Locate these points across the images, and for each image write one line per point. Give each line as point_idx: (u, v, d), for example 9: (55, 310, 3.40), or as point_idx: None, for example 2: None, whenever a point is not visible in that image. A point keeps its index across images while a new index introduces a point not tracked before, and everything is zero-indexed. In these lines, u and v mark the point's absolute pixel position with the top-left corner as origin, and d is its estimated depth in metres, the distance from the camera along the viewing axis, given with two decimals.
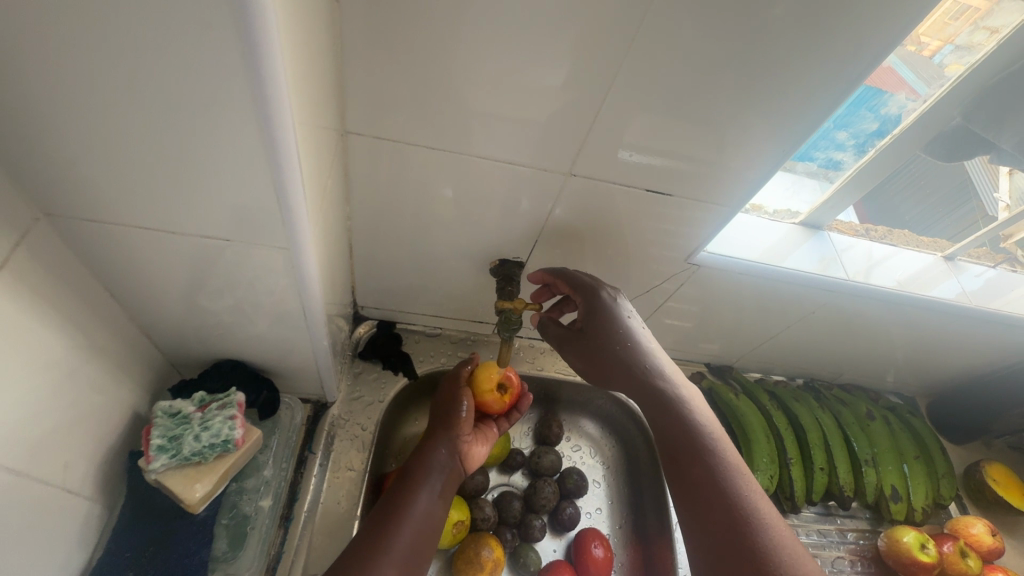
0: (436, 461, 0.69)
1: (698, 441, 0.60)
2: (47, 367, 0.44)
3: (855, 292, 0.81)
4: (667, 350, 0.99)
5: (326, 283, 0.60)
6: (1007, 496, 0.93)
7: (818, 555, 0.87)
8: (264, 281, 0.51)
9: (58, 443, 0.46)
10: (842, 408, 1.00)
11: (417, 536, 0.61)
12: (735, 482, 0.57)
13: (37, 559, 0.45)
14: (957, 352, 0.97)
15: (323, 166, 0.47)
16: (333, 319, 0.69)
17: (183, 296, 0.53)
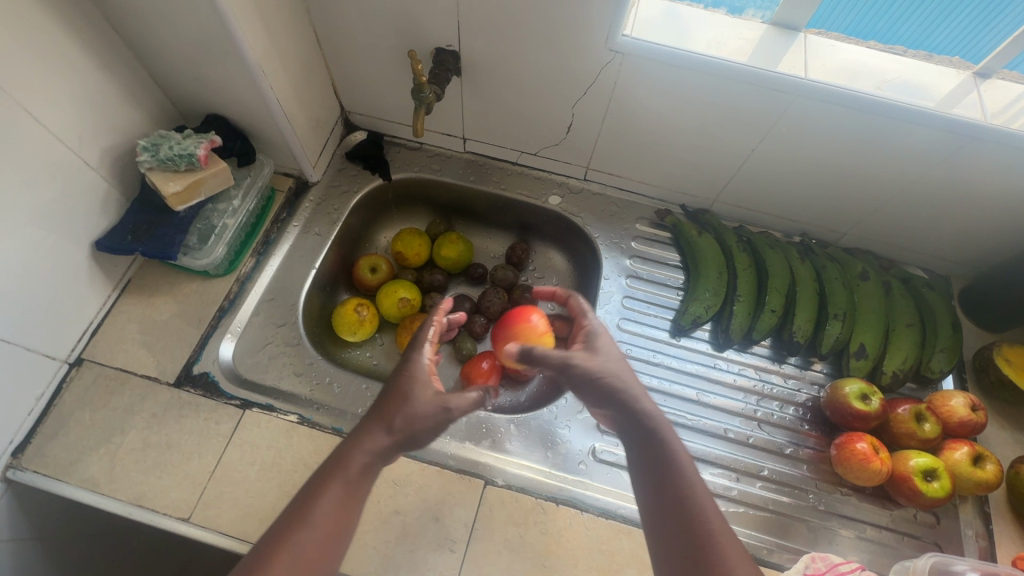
0: (389, 428, 0.60)
1: (661, 452, 0.53)
2: (52, 56, 0.63)
3: (823, 97, 0.72)
4: (637, 184, 0.97)
5: (269, 42, 0.72)
6: (1018, 379, 0.78)
7: (745, 391, 0.85)
8: (197, 12, 0.64)
9: (69, 120, 0.67)
10: (831, 263, 0.90)
11: (348, 507, 0.56)
12: (689, 491, 0.51)
13: (57, 196, 0.67)
14: (995, 208, 0.80)
15: None
16: (297, 94, 0.82)
17: (155, 30, 0.69)
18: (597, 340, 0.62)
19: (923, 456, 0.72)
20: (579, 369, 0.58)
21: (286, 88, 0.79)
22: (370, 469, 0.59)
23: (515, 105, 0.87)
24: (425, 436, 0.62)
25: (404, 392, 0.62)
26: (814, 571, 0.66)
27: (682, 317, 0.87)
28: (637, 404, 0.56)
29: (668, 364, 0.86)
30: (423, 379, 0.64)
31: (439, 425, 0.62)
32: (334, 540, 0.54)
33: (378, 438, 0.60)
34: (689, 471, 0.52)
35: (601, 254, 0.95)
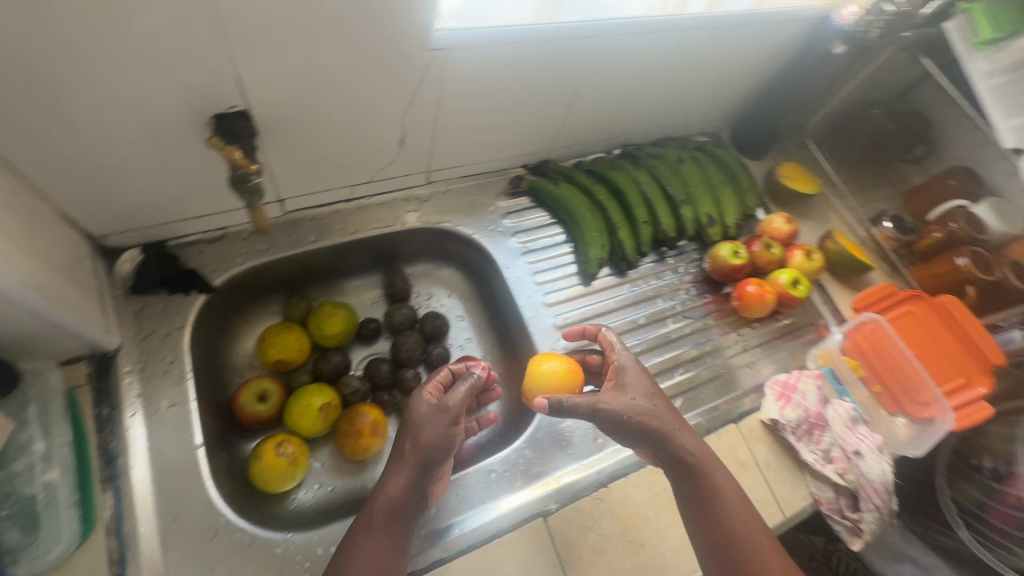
0: (403, 459, 0.63)
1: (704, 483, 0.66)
2: None
3: (618, 30, 0.76)
4: (480, 165, 0.94)
5: None
6: (796, 186, 1.06)
7: (658, 296, 0.97)
8: None
9: None
10: (656, 161, 1.05)
11: (389, 540, 0.59)
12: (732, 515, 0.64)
13: None
14: (738, 71, 1.01)
15: None
16: (33, 257, 0.55)
17: None
18: (631, 376, 0.71)
19: (785, 273, 0.95)
20: (630, 412, 0.66)
21: (17, 258, 0.52)
22: (403, 508, 0.61)
23: (333, 142, 0.73)
24: (439, 447, 0.63)
25: (408, 418, 0.65)
26: (778, 396, 0.85)
27: (588, 265, 0.92)
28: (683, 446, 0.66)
29: (598, 310, 0.92)
30: (421, 401, 0.66)
31: (442, 427, 0.63)
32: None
33: (398, 473, 0.62)
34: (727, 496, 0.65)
35: (487, 246, 0.92)
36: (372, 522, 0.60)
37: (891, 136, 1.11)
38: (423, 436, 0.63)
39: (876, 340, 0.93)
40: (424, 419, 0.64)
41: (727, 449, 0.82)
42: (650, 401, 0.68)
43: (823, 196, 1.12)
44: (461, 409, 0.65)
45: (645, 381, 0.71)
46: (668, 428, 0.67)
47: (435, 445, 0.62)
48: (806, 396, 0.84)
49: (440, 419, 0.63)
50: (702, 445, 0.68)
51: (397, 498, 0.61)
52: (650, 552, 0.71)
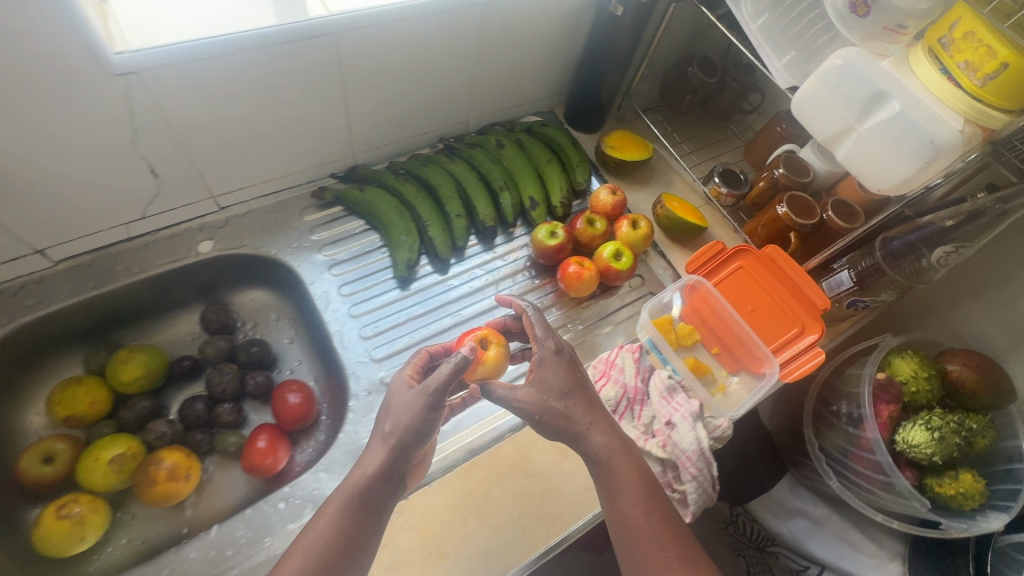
0: (383, 435, 0.62)
1: (619, 479, 0.65)
2: None
3: (356, 25, 0.73)
4: (278, 182, 0.91)
5: None
6: (622, 156, 1.03)
7: (485, 289, 0.93)
8: None
9: None
10: (474, 150, 1.01)
11: (359, 517, 0.59)
12: (638, 508, 0.65)
13: None
14: (537, 47, 0.98)
15: None
16: None
17: None
18: (547, 369, 0.68)
19: (608, 246, 0.92)
20: (540, 412, 0.65)
21: None
22: (374, 487, 0.60)
23: (66, 186, 0.70)
24: (413, 428, 0.61)
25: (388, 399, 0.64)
26: (599, 374, 0.83)
27: (398, 268, 0.89)
28: (592, 445, 0.66)
29: (415, 313, 0.88)
30: (400, 381, 0.66)
31: (421, 408, 0.62)
32: (348, 546, 0.58)
33: (375, 448, 0.62)
34: (641, 490, 0.66)
35: (293, 264, 0.89)
36: (345, 497, 0.60)
37: (717, 90, 1.08)
38: (398, 419, 0.62)
39: (709, 304, 0.91)
40: (398, 402, 0.62)
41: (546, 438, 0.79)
42: (561, 401, 0.66)
43: (661, 160, 1.10)
44: (442, 390, 0.62)
45: (565, 377, 0.68)
46: (579, 426, 0.66)
47: (406, 428, 0.61)
48: (624, 371, 0.82)
49: (415, 397, 0.62)
50: (612, 444, 0.67)
51: (366, 478, 0.61)
52: (452, 561, 0.68)
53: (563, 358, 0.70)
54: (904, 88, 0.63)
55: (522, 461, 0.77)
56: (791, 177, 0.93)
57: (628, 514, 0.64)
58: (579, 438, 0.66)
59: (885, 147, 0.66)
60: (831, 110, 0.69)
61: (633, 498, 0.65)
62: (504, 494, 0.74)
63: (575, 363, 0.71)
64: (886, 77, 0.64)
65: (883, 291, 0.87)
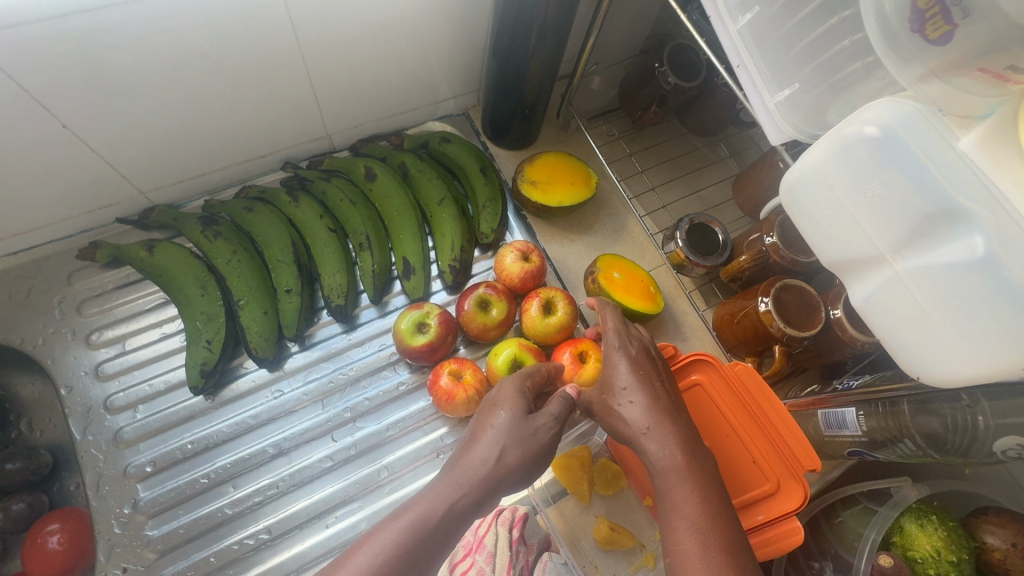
0: (457, 472, 0.45)
1: (691, 497, 0.45)
2: None
3: (32, 14, 0.43)
4: (23, 238, 0.62)
5: None
6: (545, 198, 0.71)
7: (325, 397, 0.65)
8: None
9: None
10: (331, 183, 0.70)
11: (431, 543, 0.41)
12: (727, 545, 0.42)
13: None
14: (414, 28, 0.65)
15: None
16: None
17: None
18: (607, 365, 0.54)
19: (507, 347, 0.64)
20: (597, 408, 0.53)
21: None
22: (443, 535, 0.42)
23: None
24: (546, 451, 0.48)
25: (495, 400, 0.51)
26: (461, 556, 0.56)
27: (189, 376, 0.61)
28: (653, 451, 0.48)
29: (213, 437, 0.62)
30: (514, 385, 0.53)
31: (534, 446, 0.48)
32: None
33: (443, 482, 0.45)
34: (722, 520, 0.44)
35: (46, 359, 0.62)
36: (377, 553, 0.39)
37: (698, 95, 0.73)
38: (503, 450, 0.46)
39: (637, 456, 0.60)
40: (499, 424, 0.48)
41: None
42: (629, 396, 0.51)
43: (612, 195, 0.77)
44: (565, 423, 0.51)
45: (637, 369, 0.53)
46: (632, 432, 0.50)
47: (529, 461, 0.47)
48: (494, 562, 0.55)
49: (543, 427, 0.49)
50: (674, 454, 0.47)
51: (459, 501, 0.43)
52: None
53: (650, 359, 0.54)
54: (990, 197, 0.30)
55: None
56: (786, 247, 0.62)
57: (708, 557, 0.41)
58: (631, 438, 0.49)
59: (945, 308, 0.34)
60: (840, 230, 0.39)
61: (712, 527, 0.43)
62: None
63: (654, 362, 0.54)
64: (949, 174, 0.32)
65: (903, 440, 0.55)
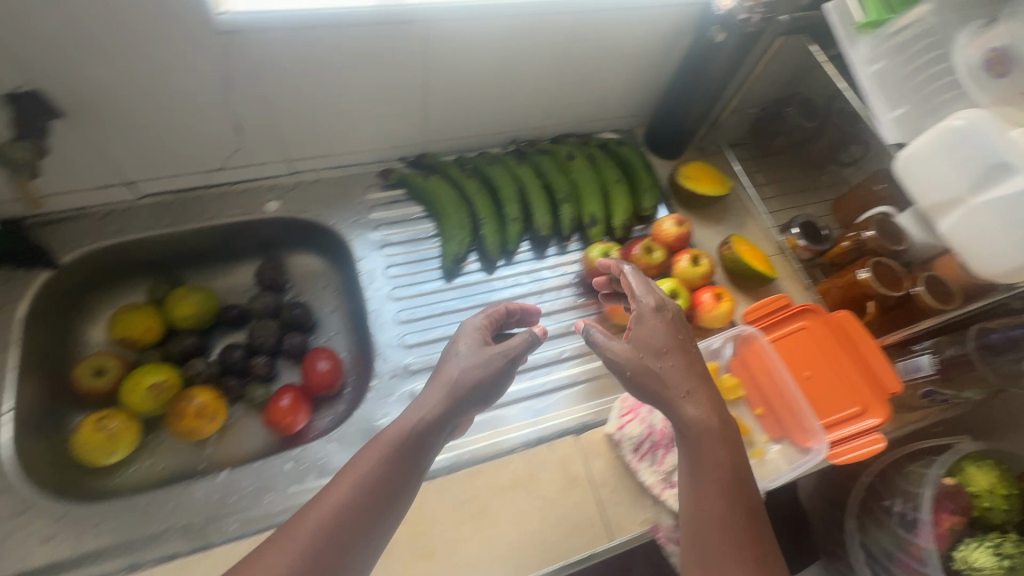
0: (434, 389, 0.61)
1: (714, 460, 0.59)
2: None
3: (449, 17, 0.74)
4: (349, 158, 0.94)
5: None
6: (697, 187, 0.98)
7: (525, 295, 0.91)
8: None
9: None
10: (544, 157, 1.00)
11: (403, 456, 0.57)
12: (738, 494, 0.59)
13: None
14: (630, 61, 0.94)
15: None
16: None
17: None
18: (647, 327, 0.66)
19: (664, 283, 0.87)
20: (631, 367, 0.63)
21: None
22: (421, 449, 0.58)
23: (155, 126, 0.74)
24: (498, 375, 0.63)
25: (463, 341, 0.65)
26: (626, 410, 0.78)
27: (445, 260, 0.89)
28: (688, 415, 0.61)
29: (451, 307, 0.88)
30: (472, 330, 0.67)
31: (492, 368, 0.62)
32: (362, 516, 0.53)
33: (431, 399, 0.60)
34: (739, 477, 0.59)
35: (347, 239, 0.91)
36: (394, 453, 0.57)
37: (816, 135, 1.00)
38: (459, 375, 0.62)
39: (760, 359, 0.84)
40: (461, 356, 0.63)
41: (558, 462, 0.76)
42: (659, 360, 0.63)
43: (739, 199, 1.04)
44: (518, 358, 0.64)
45: (667, 334, 0.65)
46: (673, 394, 0.62)
47: (483, 383, 0.62)
48: (654, 412, 0.77)
49: (496, 355, 0.63)
50: (707, 421, 0.61)
51: (422, 421, 0.58)
52: (439, 563, 0.67)
53: (674, 333, 0.65)
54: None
55: (529, 480, 0.74)
56: (884, 238, 0.84)
57: (723, 500, 0.58)
58: (654, 394, 0.62)
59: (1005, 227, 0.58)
60: (939, 175, 0.62)
61: (730, 484, 0.59)
62: (502, 508, 0.72)
63: (676, 325, 0.67)
64: (1008, 149, 0.56)
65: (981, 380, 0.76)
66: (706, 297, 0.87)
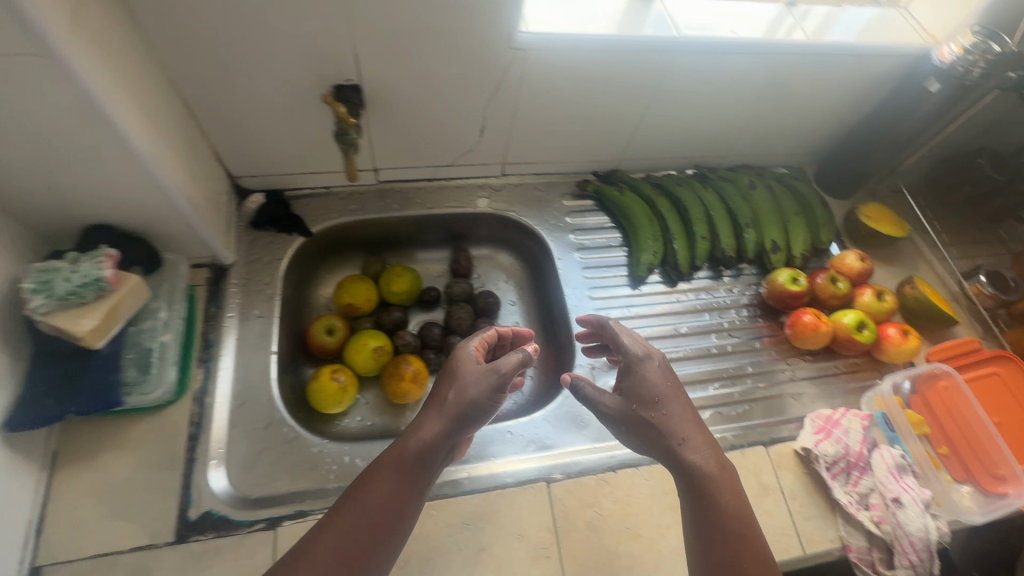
0: (443, 405, 0.61)
1: (716, 510, 0.58)
2: None
3: (694, 50, 0.82)
4: (552, 167, 1.03)
5: (167, 145, 0.67)
6: (878, 227, 1.01)
7: (707, 310, 0.97)
8: (87, 138, 0.57)
9: None
10: (726, 184, 1.06)
11: (398, 479, 0.57)
12: (751, 542, 0.57)
13: None
14: (828, 102, 0.99)
15: (111, 55, 0.56)
16: (199, 191, 0.75)
17: (28, 170, 0.59)
18: (636, 376, 0.65)
19: (851, 314, 0.91)
20: (626, 415, 0.63)
21: (191, 187, 0.72)
22: (406, 476, 0.57)
23: (421, 122, 0.85)
24: (476, 406, 0.60)
25: (451, 368, 0.64)
26: (818, 429, 0.81)
27: (638, 269, 0.97)
28: (688, 461, 0.60)
29: (640, 312, 0.95)
30: (466, 354, 0.66)
31: (489, 387, 0.61)
32: (368, 534, 0.54)
33: (431, 422, 0.60)
34: (745, 527, 0.57)
35: (546, 239, 1.00)
36: (386, 472, 0.57)
37: (1002, 189, 1.02)
38: (457, 396, 0.61)
39: (955, 396, 0.84)
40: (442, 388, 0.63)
41: (750, 469, 0.79)
42: (642, 408, 0.63)
43: (913, 243, 1.06)
44: (510, 376, 0.63)
45: (666, 377, 0.65)
46: (671, 441, 0.61)
47: (450, 421, 0.60)
48: (849, 434, 0.80)
49: (494, 373, 0.62)
50: (710, 466, 0.60)
51: (419, 442, 0.59)
52: (647, 543, 0.72)
53: (665, 382, 0.64)
54: None
55: None
56: None
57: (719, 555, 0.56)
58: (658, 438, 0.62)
59: None
60: None
61: (739, 535, 0.57)
62: None
63: (665, 370, 0.66)
64: None
65: None
66: (893, 332, 0.90)
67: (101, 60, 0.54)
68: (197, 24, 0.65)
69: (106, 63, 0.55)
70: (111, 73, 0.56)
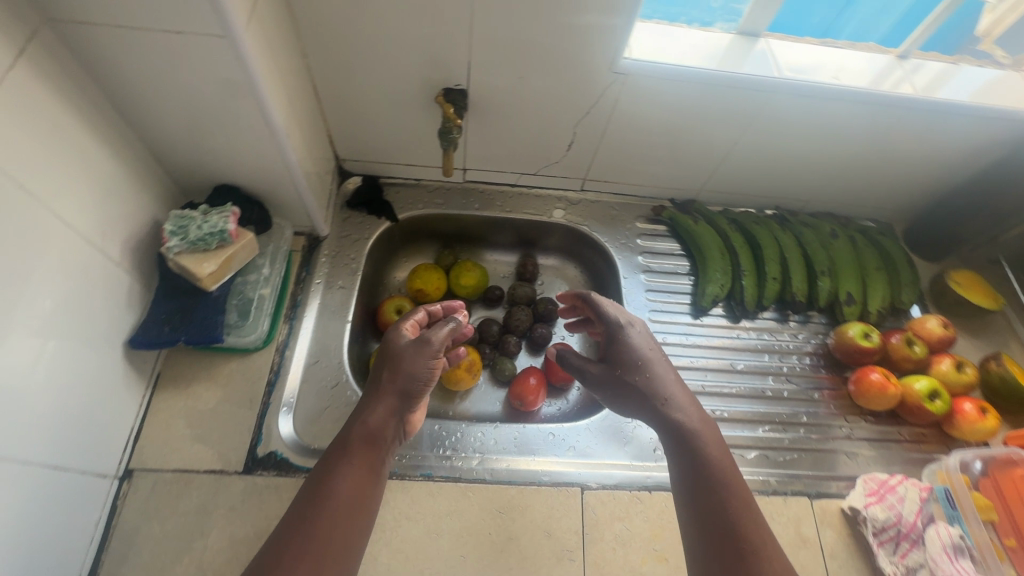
0: (383, 387, 0.64)
1: (704, 463, 0.60)
2: (105, 184, 0.64)
3: (793, 92, 0.82)
4: (630, 189, 1.06)
5: (296, 124, 0.76)
6: (969, 295, 0.96)
7: (767, 351, 0.95)
8: (240, 111, 0.66)
9: (112, 221, 0.65)
10: (806, 229, 1.04)
11: (360, 447, 0.60)
12: (739, 493, 0.57)
13: (119, 308, 0.68)
14: (929, 161, 0.96)
15: (270, 44, 0.66)
16: (312, 167, 0.85)
17: (187, 132, 0.69)
18: (618, 345, 0.69)
19: (923, 380, 0.87)
20: (610, 379, 0.67)
21: (307, 162, 0.81)
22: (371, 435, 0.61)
23: (514, 131, 0.91)
24: (408, 379, 0.64)
25: (387, 352, 0.68)
26: (870, 491, 0.78)
27: (701, 299, 0.97)
28: (674, 418, 0.63)
29: (698, 342, 0.95)
30: (399, 334, 0.70)
31: (425, 358, 0.65)
32: (345, 504, 0.56)
33: (379, 403, 0.63)
34: (731, 475, 0.59)
35: (613, 256, 1.02)
36: (344, 446, 0.60)
37: None
38: (396, 371, 0.64)
39: None
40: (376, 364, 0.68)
41: (791, 518, 0.78)
42: (630, 368, 0.67)
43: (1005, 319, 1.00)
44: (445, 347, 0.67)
45: (645, 343, 0.69)
46: (654, 402, 0.65)
47: (394, 392, 0.64)
48: (903, 502, 0.76)
49: (426, 348, 0.66)
50: (696, 421, 0.63)
51: (374, 411, 0.62)
52: (671, 568, 0.72)
53: (639, 354, 0.67)
54: None
55: None
56: None
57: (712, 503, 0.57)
58: (644, 399, 0.65)
59: None
60: None
61: (727, 488, 0.58)
62: None
63: (648, 338, 0.70)
64: None
65: None
66: (969, 407, 0.85)
67: (263, 46, 0.63)
68: (340, 24, 0.74)
69: (267, 51, 0.64)
70: (268, 59, 0.65)
